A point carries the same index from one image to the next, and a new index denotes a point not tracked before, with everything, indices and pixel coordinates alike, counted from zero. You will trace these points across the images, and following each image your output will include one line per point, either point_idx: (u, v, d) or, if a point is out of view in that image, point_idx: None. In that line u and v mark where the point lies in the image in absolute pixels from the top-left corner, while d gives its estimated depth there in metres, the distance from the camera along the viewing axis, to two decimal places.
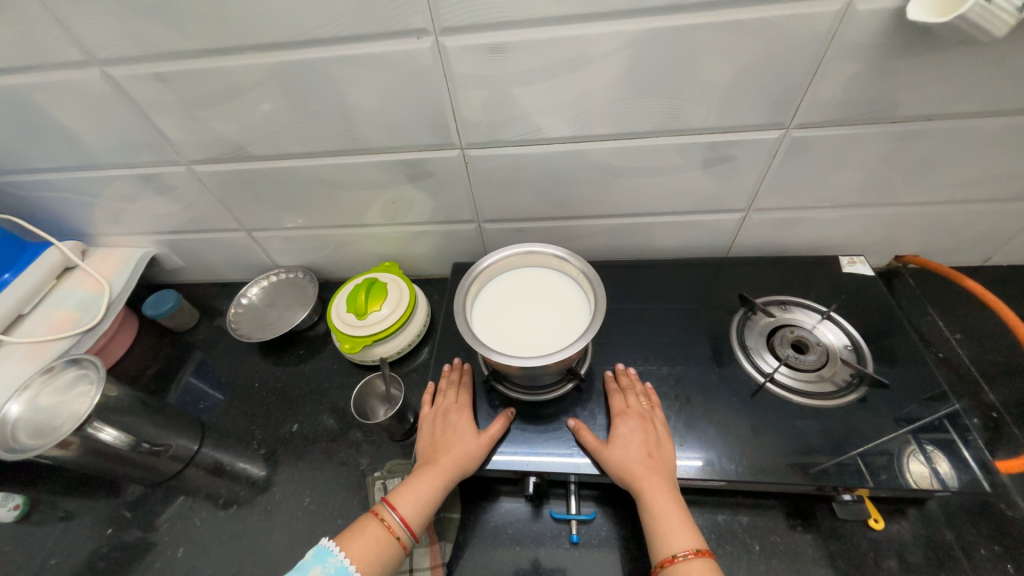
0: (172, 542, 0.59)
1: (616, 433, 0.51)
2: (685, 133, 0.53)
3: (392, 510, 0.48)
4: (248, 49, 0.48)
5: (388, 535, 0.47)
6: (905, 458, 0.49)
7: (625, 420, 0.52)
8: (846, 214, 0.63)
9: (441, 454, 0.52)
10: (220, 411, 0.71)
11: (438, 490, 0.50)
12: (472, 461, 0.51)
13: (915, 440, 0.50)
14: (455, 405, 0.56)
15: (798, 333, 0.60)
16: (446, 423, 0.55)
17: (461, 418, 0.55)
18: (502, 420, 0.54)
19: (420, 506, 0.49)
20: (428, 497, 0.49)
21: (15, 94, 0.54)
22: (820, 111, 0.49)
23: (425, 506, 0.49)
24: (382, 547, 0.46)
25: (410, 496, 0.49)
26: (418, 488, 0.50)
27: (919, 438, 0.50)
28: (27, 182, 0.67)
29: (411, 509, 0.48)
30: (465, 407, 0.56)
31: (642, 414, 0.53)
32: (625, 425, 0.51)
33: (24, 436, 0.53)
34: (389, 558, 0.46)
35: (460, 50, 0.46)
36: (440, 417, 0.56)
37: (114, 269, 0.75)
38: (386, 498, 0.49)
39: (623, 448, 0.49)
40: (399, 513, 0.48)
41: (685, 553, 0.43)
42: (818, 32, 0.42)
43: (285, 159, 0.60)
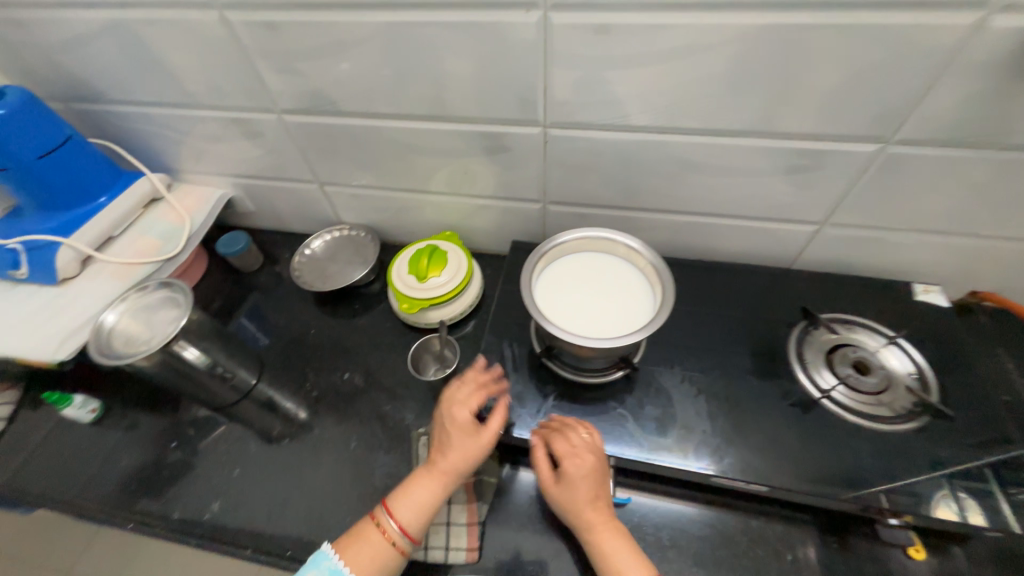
0: (228, 462, 0.64)
1: (568, 475, 0.48)
2: (775, 137, 0.52)
3: (389, 518, 0.49)
4: (359, 6, 0.49)
5: (387, 541, 0.49)
6: (933, 503, 0.47)
7: (573, 462, 0.49)
8: (928, 240, 0.60)
9: (440, 459, 0.52)
10: (277, 351, 0.75)
11: (433, 497, 0.50)
12: (469, 465, 0.51)
13: (948, 486, 0.49)
14: (457, 400, 0.54)
15: (861, 353, 0.58)
16: (445, 423, 0.53)
17: (459, 418, 0.52)
18: (501, 416, 0.52)
19: (418, 513, 0.50)
20: (426, 505, 0.50)
21: (136, 29, 0.57)
22: (924, 128, 0.48)
23: (421, 511, 0.50)
24: (381, 554, 0.48)
25: (409, 505, 0.50)
26: (417, 495, 0.51)
27: (953, 484, 0.49)
28: (129, 114, 0.71)
29: (408, 517, 0.49)
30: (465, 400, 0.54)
31: (585, 453, 0.49)
32: (575, 470, 0.48)
33: (117, 345, 0.59)
34: (392, 561, 0.49)
35: (564, 27, 0.47)
36: (444, 412, 0.54)
37: (195, 206, 0.79)
38: (385, 507, 0.50)
39: (574, 491, 0.48)
40: (398, 522, 0.49)
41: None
42: (942, 44, 0.41)
43: (371, 119, 0.62)
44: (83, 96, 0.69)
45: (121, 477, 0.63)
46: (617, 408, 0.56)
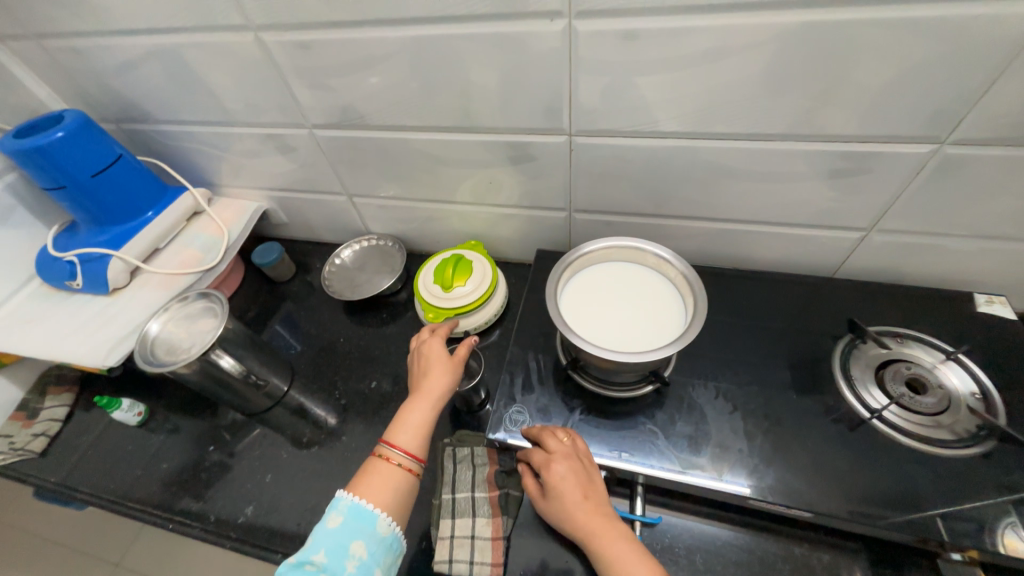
0: (260, 467, 0.66)
1: (550, 481, 0.47)
2: (816, 140, 0.49)
3: (391, 446, 0.51)
4: (386, 23, 0.50)
5: (394, 467, 0.50)
6: (999, 529, 0.43)
7: (553, 467, 0.47)
8: (991, 246, 0.56)
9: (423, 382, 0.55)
10: (308, 359, 0.77)
11: (427, 413, 0.53)
12: (452, 377, 0.55)
13: (1016, 512, 0.44)
14: (425, 335, 0.60)
15: (915, 370, 0.53)
16: (420, 355, 0.58)
17: (430, 344, 0.58)
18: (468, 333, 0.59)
19: (416, 433, 0.52)
20: (422, 425, 0.53)
21: (180, 53, 0.61)
22: (987, 126, 0.44)
23: (420, 430, 0.52)
24: (392, 479, 0.50)
25: (406, 429, 0.52)
26: (411, 421, 0.53)
27: (1022, 511, 0.44)
28: (174, 132, 0.75)
29: (409, 440, 0.52)
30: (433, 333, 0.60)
31: (564, 455, 0.48)
32: (555, 473, 0.47)
33: (160, 353, 0.61)
34: (404, 485, 0.50)
35: (590, 35, 0.46)
36: (416, 351, 0.59)
37: (233, 218, 0.83)
38: (384, 439, 0.52)
39: (561, 499, 0.46)
40: (400, 447, 0.51)
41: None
42: (1007, 35, 0.37)
43: (398, 131, 0.63)
44: (133, 116, 0.74)
45: (163, 478, 0.66)
46: (646, 424, 0.54)
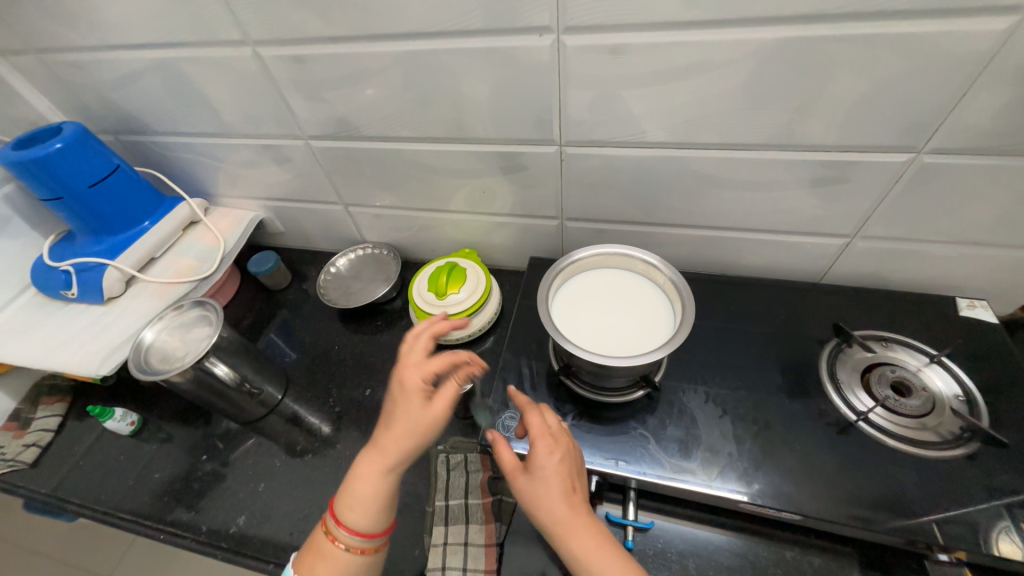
0: (254, 476, 0.66)
1: (541, 466, 0.44)
2: (797, 150, 0.51)
3: (338, 527, 0.47)
4: (380, 38, 0.52)
5: (340, 549, 0.46)
6: (993, 531, 0.44)
7: (549, 444, 0.45)
8: (969, 252, 0.57)
9: (383, 444, 0.47)
10: (302, 367, 0.77)
11: (380, 486, 0.47)
12: (416, 446, 0.47)
13: (1009, 515, 0.45)
14: (406, 368, 0.49)
15: (900, 373, 0.54)
16: (394, 400, 0.49)
17: (404, 389, 0.48)
18: (451, 388, 0.48)
19: (364, 511, 0.46)
20: (372, 500, 0.47)
21: (179, 67, 0.62)
22: (960, 136, 0.45)
23: (370, 506, 0.46)
24: (340, 563, 0.46)
25: (354, 505, 0.46)
26: (362, 496, 0.47)
27: (1014, 514, 0.45)
28: (171, 144, 0.76)
29: (357, 519, 0.46)
30: (417, 368, 0.49)
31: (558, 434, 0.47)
32: (548, 456, 0.44)
33: (154, 362, 0.62)
34: (354, 566, 0.47)
35: (578, 50, 0.47)
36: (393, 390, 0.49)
37: (229, 227, 0.83)
38: (332, 514, 0.48)
39: (551, 486, 0.43)
40: (346, 527, 0.46)
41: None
42: (973, 51, 0.39)
43: (393, 142, 0.65)
44: (130, 128, 0.75)
45: (155, 488, 0.66)
46: (638, 429, 0.55)
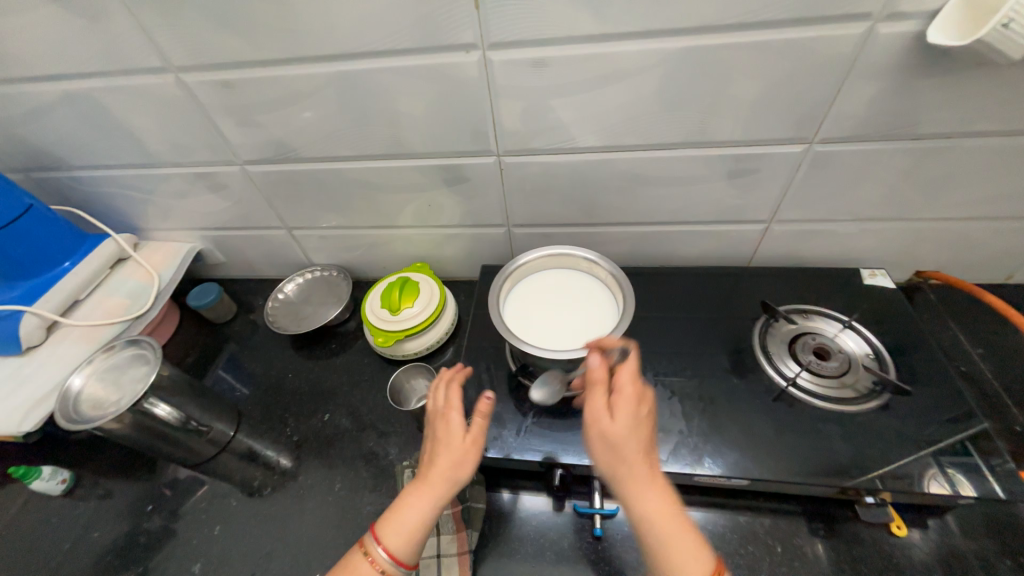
0: (209, 521, 0.62)
1: (624, 412, 0.43)
2: (711, 146, 0.56)
3: (377, 544, 0.43)
4: (310, 61, 0.52)
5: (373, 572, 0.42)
6: (925, 479, 0.49)
7: (640, 399, 0.45)
8: (866, 227, 0.65)
9: (426, 469, 0.46)
10: (254, 400, 0.74)
11: (430, 513, 0.44)
12: (457, 470, 0.45)
13: (936, 463, 0.50)
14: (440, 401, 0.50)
15: (821, 339, 0.61)
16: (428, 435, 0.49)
17: (450, 423, 0.48)
18: (481, 412, 0.48)
19: (407, 534, 0.43)
20: (416, 523, 0.44)
21: (95, 98, 0.59)
22: (842, 126, 0.52)
23: (412, 531, 0.43)
24: None
25: (396, 524, 0.44)
26: (405, 517, 0.44)
27: (940, 461, 0.50)
28: (92, 178, 0.72)
29: (397, 540, 0.43)
30: (450, 398, 0.50)
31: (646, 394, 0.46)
32: (636, 408, 0.44)
33: (85, 409, 0.57)
34: None
35: (504, 63, 0.50)
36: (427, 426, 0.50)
37: (163, 261, 0.79)
38: (370, 531, 0.44)
39: (630, 435, 0.42)
40: (386, 548, 0.43)
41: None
42: (841, 52, 0.45)
43: (333, 162, 0.65)
44: (43, 165, 0.70)
45: (95, 549, 0.61)
46: None
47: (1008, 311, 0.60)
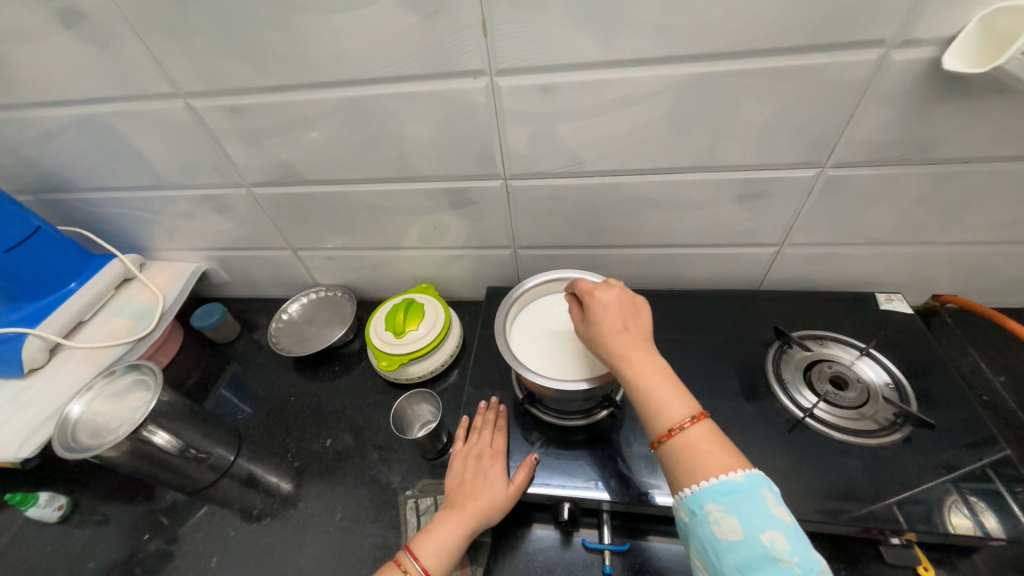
0: (206, 551, 0.60)
1: (591, 306, 0.48)
2: (721, 170, 0.55)
3: (414, 559, 0.46)
4: (317, 86, 0.52)
5: None
6: (946, 508, 0.47)
7: (603, 291, 0.48)
8: (880, 251, 0.63)
9: (467, 499, 0.50)
10: (256, 423, 0.72)
11: (464, 542, 0.48)
12: (499, 508, 0.50)
13: (956, 490, 0.48)
14: (488, 441, 0.56)
15: (837, 368, 0.59)
16: (472, 467, 0.54)
17: (494, 465, 0.53)
18: (528, 467, 0.53)
19: (443, 555, 0.47)
20: (451, 547, 0.47)
21: (105, 122, 0.60)
22: (856, 151, 0.51)
23: (448, 555, 0.47)
24: None
25: (434, 542, 0.47)
26: (443, 537, 0.48)
27: (961, 487, 0.48)
28: (100, 200, 0.72)
29: (433, 559, 0.46)
30: (500, 443, 0.56)
31: (624, 290, 0.49)
32: (595, 299, 0.48)
33: (83, 437, 0.56)
34: None
35: (511, 90, 0.50)
36: (471, 459, 0.54)
37: (168, 281, 0.79)
38: (408, 546, 0.47)
39: (598, 322, 0.46)
40: (423, 564, 0.46)
41: (685, 422, 0.40)
42: (853, 78, 0.45)
43: (339, 184, 0.64)
44: (53, 187, 0.70)
45: None
46: (605, 449, 0.55)
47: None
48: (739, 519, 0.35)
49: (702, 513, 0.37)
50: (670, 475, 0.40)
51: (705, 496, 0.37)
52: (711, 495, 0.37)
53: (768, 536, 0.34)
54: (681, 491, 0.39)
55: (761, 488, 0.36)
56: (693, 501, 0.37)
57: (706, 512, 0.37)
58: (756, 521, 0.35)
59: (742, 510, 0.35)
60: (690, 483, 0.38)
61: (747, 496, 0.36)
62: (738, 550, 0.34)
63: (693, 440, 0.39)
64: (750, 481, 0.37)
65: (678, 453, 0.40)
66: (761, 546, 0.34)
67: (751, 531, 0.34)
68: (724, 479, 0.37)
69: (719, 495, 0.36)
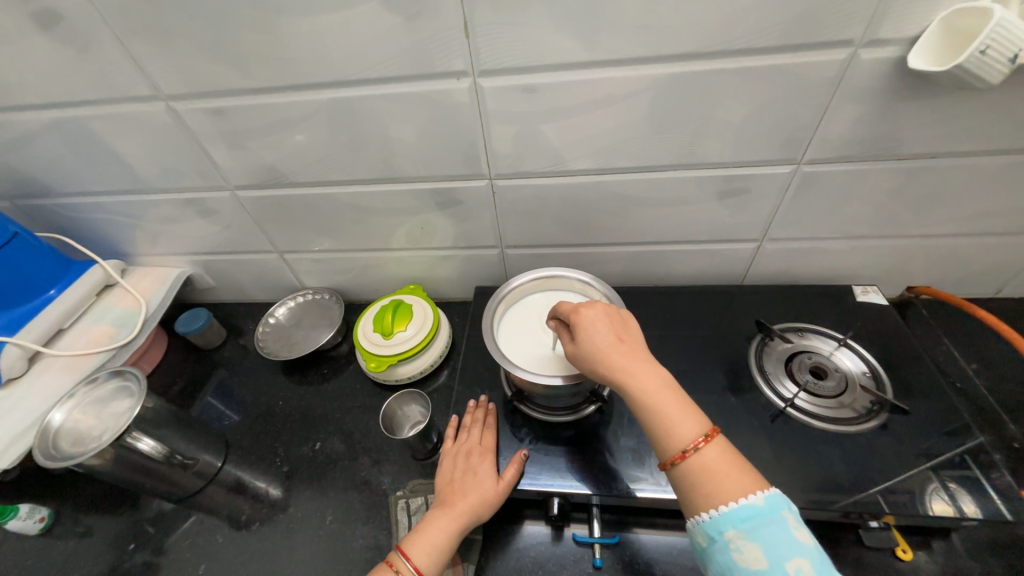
0: (194, 558, 0.60)
1: (580, 325, 0.47)
2: (701, 167, 0.56)
3: (406, 558, 0.46)
4: (301, 88, 0.53)
5: None
6: (926, 495, 0.48)
7: (588, 309, 0.48)
8: (856, 245, 0.65)
9: (458, 497, 0.51)
10: (243, 429, 0.72)
11: (455, 539, 0.48)
12: (489, 504, 0.50)
13: (936, 478, 0.50)
14: (477, 438, 0.56)
15: (816, 358, 0.61)
16: (462, 465, 0.54)
17: (484, 462, 0.53)
18: (517, 464, 0.53)
19: (435, 553, 0.47)
20: (443, 545, 0.48)
21: (84, 126, 0.59)
22: (829, 148, 0.53)
23: (439, 553, 0.47)
24: None
25: (425, 541, 0.48)
26: (434, 536, 0.48)
27: (940, 475, 0.50)
28: (79, 205, 0.71)
29: (425, 558, 0.47)
30: (488, 440, 0.56)
31: (606, 305, 0.50)
32: (583, 318, 0.48)
33: (65, 446, 0.55)
34: None
35: (494, 90, 0.51)
36: (461, 457, 0.55)
37: (151, 287, 0.78)
38: (399, 546, 0.48)
39: (589, 340, 0.46)
40: (414, 563, 0.46)
41: (699, 443, 0.41)
42: (824, 77, 0.46)
43: (324, 186, 0.64)
44: (30, 192, 0.69)
45: None
46: (594, 445, 0.55)
47: (996, 325, 0.60)
48: (761, 547, 0.36)
49: (723, 541, 0.37)
50: (685, 498, 0.41)
51: (726, 522, 0.38)
52: (732, 522, 0.37)
53: (792, 565, 0.35)
54: (698, 516, 0.40)
55: (780, 512, 0.37)
56: (713, 528, 0.38)
57: (727, 539, 0.37)
58: (779, 548, 0.36)
59: (764, 538, 0.36)
60: (709, 508, 0.39)
61: (768, 522, 0.37)
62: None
63: (708, 461, 0.40)
64: (769, 505, 0.38)
65: (693, 476, 0.40)
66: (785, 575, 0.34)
67: (775, 559, 0.35)
68: (745, 503, 0.37)
69: (740, 522, 0.37)
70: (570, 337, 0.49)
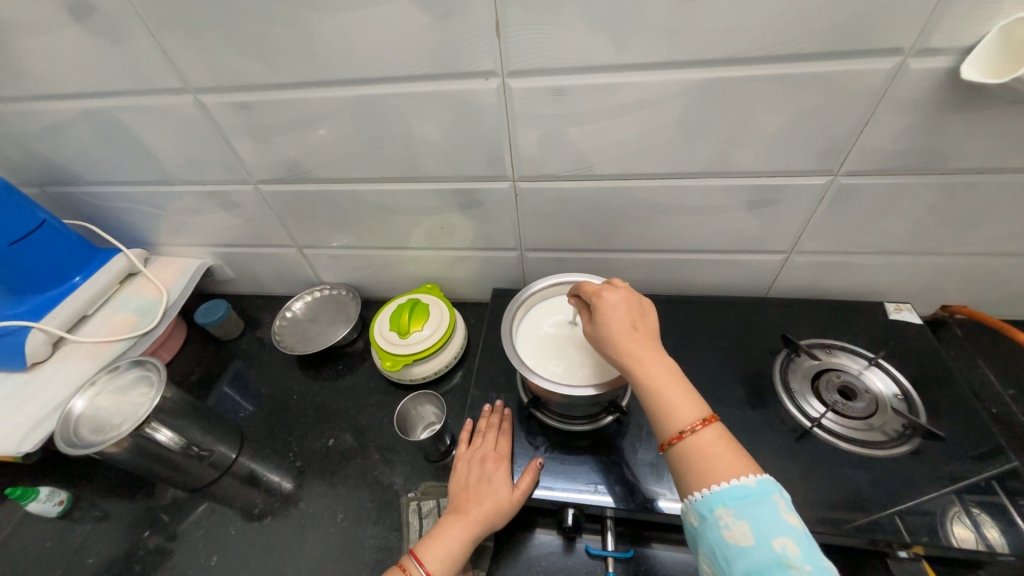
0: (206, 549, 0.60)
1: (600, 307, 0.48)
2: (732, 176, 0.55)
3: (419, 564, 0.46)
4: (327, 84, 0.52)
5: None
6: (949, 521, 0.47)
7: (612, 292, 0.48)
8: (890, 261, 0.63)
9: (472, 504, 0.50)
10: (258, 422, 0.72)
11: (469, 547, 0.48)
12: (503, 513, 0.49)
13: (959, 502, 0.48)
14: (492, 444, 0.55)
15: (845, 378, 0.59)
16: (476, 471, 0.53)
17: (499, 470, 0.53)
18: (533, 473, 0.52)
19: (448, 561, 0.47)
20: (456, 552, 0.47)
21: (113, 116, 0.60)
22: (869, 160, 0.51)
23: (452, 560, 0.47)
24: None
25: (438, 548, 0.47)
26: (448, 543, 0.47)
27: (963, 500, 0.48)
28: (106, 194, 0.72)
29: (438, 565, 0.46)
30: (503, 446, 0.55)
31: (630, 291, 0.49)
32: (603, 300, 0.48)
33: (85, 433, 0.56)
34: None
35: (523, 91, 0.50)
36: (476, 463, 0.54)
37: (172, 277, 0.79)
38: (413, 551, 0.47)
39: (606, 323, 0.46)
40: (427, 570, 0.46)
41: (696, 425, 0.40)
42: (869, 85, 0.44)
43: (346, 183, 0.64)
44: (59, 180, 0.70)
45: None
46: (610, 456, 0.54)
47: None
48: (750, 524, 0.34)
49: (713, 518, 0.36)
50: (680, 480, 0.40)
51: (716, 500, 0.36)
52: (721, 500, 0.36)
53: (778, 542, 0.33)
54: (690, 496, 0.38)
55: (771, 494, 0.36)
56: (703, 506, 0.37)
57: (716, 516, 0.36)
58: (767, 527, 0.34)
59: (753, 516, 0.35)
60: (700, 488, 0.38)
61: (759, 502, 0.35)
62: (748, 555, 0.34)
63: (703, 443, 0.39)
64: (761, 487, 0.36)
65: (687, 457, 0.39)
66: (770, 552, 0.33)
67: (761, 537, 0.34)
68: (736, 484, 0.36)
69: (730, 500, 0.36)
70: (588, 318, 0.49)
